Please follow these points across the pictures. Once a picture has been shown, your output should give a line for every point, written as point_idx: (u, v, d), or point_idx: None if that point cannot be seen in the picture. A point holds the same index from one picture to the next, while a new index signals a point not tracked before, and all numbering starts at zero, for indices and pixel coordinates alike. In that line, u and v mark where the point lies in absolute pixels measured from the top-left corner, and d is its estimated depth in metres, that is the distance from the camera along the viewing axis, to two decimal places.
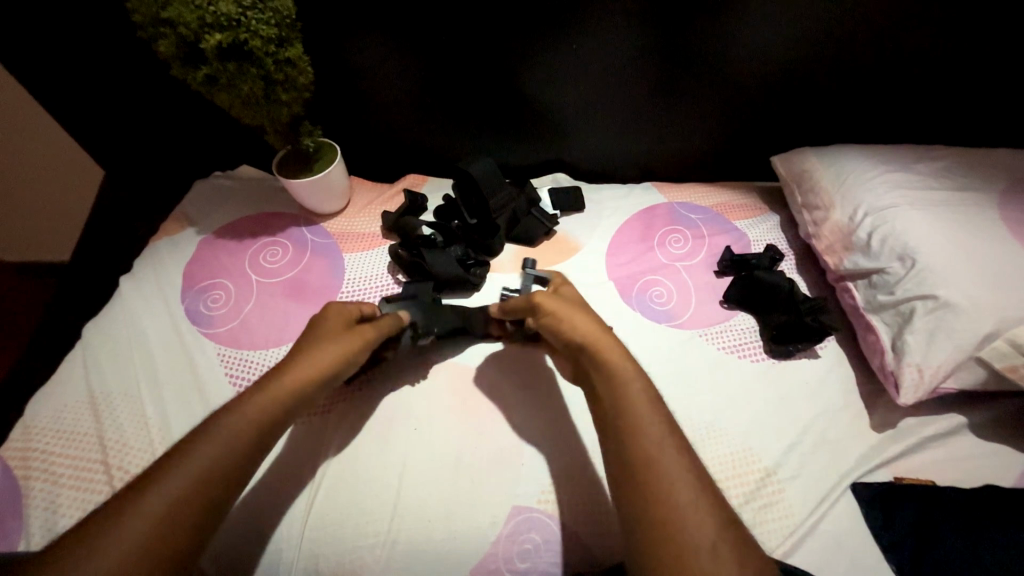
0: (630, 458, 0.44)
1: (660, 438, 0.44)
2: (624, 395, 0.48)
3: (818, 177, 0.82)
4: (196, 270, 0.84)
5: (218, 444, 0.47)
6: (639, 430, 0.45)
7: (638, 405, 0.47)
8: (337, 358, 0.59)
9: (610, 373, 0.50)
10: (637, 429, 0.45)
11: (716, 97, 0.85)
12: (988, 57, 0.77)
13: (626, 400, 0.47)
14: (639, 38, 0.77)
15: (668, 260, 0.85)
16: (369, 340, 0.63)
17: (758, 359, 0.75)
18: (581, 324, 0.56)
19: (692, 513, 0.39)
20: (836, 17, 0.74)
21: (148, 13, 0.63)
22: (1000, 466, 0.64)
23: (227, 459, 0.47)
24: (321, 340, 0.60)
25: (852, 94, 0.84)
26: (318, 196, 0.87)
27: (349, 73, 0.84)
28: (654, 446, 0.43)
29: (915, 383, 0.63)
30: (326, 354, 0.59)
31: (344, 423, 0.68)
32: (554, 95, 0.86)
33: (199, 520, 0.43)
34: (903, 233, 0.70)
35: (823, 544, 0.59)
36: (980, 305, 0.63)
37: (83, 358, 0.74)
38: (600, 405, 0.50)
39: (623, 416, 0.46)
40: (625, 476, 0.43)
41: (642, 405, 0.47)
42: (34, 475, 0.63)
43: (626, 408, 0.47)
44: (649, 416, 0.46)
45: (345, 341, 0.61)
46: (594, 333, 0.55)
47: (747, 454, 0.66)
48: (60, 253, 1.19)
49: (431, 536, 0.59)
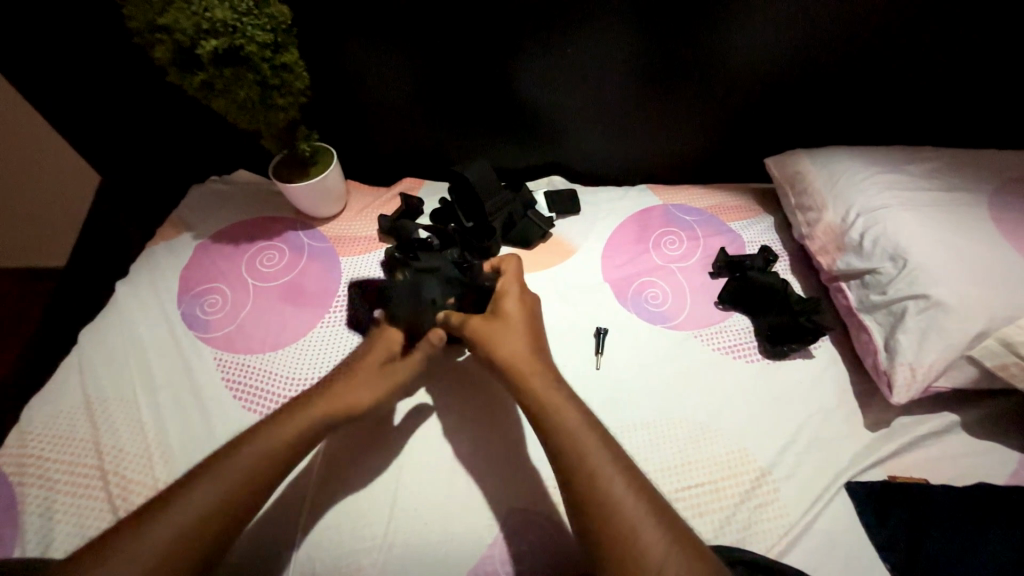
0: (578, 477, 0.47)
1: (599, 456, 0.48)
2: (565, 428, 0.50)
3: (810, 178, 0.83)
4: (192, 274, 0.84)
5: (224, 480, 0.49)
6: (580, 451, 0.48)
7: (580, 431, 0.50)
8: (361, 400, 0.58)
9: (541, 400, 0.53)
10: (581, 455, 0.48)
11: (709, 101, 0.86)
12: (979, 57, 0.78)
13: (564, 422, 0.51)
14: (631, 43, 0.78)
15: (664, 262, 0.86)
16: (400, 381, 0.61)
17: (753, 360, 0.75)
18: (508, 352, 0.57)
19: (644, 527, 0.44)
20: (826, 23, 0.75)
21: (144, 19, 0.63)
22: (992, 464, 0.65)
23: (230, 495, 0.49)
24: (359, 376, 0.60)
25: (844, 97, 0.85)
26: (314, 200, 0.87)
27: (346, 79, 0.85)
28: (600, 466, 0.47)
29: (907, 382, 0.64)
30: (352, 394, 0.58)
31: (355, 437, 0.67)
32: (550, 100, 0.86)
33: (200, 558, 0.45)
34: (894, 234, 0.71)
35: (819, 543, 0.60)
36: (969, 303, 0.64)
37: (79, 363, 0.74)
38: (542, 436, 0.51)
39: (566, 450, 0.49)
40: (577, 496, 0.47)
41: (579, 428, 0.50)
42: (30, 480, 0.63)
43: (566, 432, 0.50)
44: (591, 446, 0.49)
45: (376, 380, 0.60)
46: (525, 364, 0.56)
47: (743, 454, 0.66)
48: (57, 259, 1.19)
49: (428, 538, 0.59)
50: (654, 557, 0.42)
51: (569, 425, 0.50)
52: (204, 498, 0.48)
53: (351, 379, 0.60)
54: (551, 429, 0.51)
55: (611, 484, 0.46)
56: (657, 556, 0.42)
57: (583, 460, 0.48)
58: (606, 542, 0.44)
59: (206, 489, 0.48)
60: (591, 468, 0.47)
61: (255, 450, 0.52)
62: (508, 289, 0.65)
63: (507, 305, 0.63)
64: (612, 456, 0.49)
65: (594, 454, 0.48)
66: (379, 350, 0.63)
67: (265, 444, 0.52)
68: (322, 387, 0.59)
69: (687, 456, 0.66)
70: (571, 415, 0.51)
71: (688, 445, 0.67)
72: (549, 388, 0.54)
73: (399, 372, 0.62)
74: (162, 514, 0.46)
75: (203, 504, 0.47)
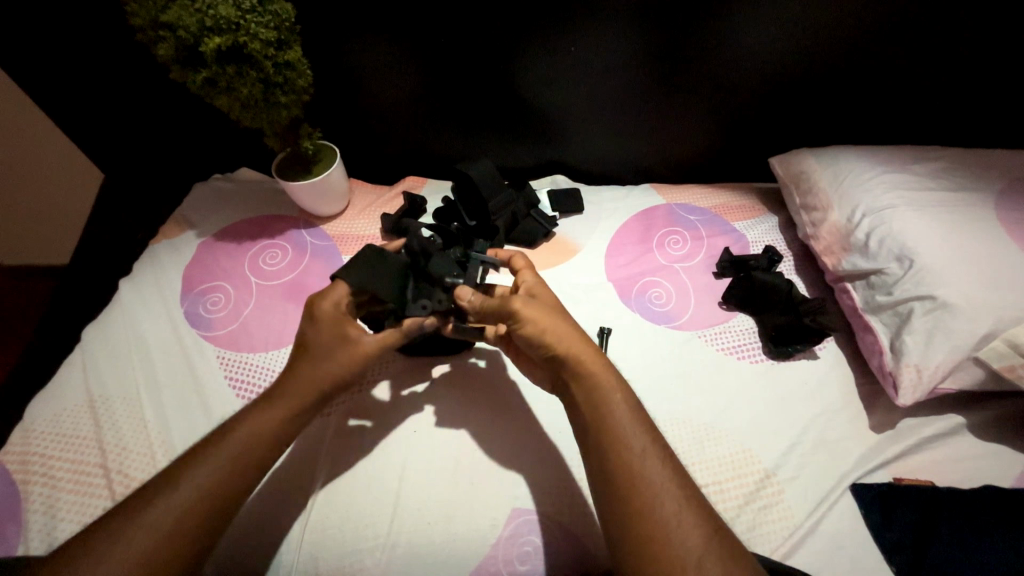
0: (613, 473, 0.48)
1: (643, 454, 0.48)
2: (608, 419, 0.50)
3: (816, 177, 0.83)
4: (195, 273, 0.84)
5: (216, 465, 0.49)
6: (622, 446, 0.48)
7: (625, 424, 0.50)
8: (326, 378, 0.56)
9: (587, 390, 0.53)
10: (623, 449, 0.48)
11: (714, 100, 0.86)
12: (986, 55, 0.77)
13: (612, 414, 0.51)
14: (636, 42, 0.77)
15: (667, 261, 0.85)
16: (365, 353, 0.58)
17: (757, 360, 0.75)
18: (561, 331, 0.55)
19: (680, 520, 0.44)
20: (832, 22, 0.75)
21: (147, 16, 0.63)
22: (998, 467, 0.64)
23: (225, 479, 0.49)
24: (322, 349, 0.57)
25: (850, 96, 0.85)
26: (317, 199, 0.87)
27: (350, 77, 0.84)
28: (641, 466, 0.47)
29: (914, 383, 0.63)
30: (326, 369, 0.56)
31: (356, 436, 0.67)
32: (554, 98, 0.86)
33: (198, 537, 0.46)
34: (900, 233, 0.71)
35: (824, 546, 0.60)
36: (977, 305, 0.64)
37: (82, 361, 0.74)
38: (586, 429, 0.51)
39: (609, 447, 0.49)
40: (614, 492, 0.47)
41: (619, 424, 0.50)
42: (33, 479, 0.63)
43: (607, 426, 0.50)
44: (633, 439, 0.49)
45: (339, 353, 0.57)
46: (573, 345, 0.55)
47: (747, 456, 0.66)
48: (56, 257, 1.20)
49: (430, 538, 0.59)
50: (689, 553, 0.43)
51: (612, 420, 0.50)
52: (200, 482, 0.48)
53: (317, 353, 0.57)
54: (593, 424, 0.51)
55: (651, 476, 0.47)
56: (695, 551, 0.43)
57: (625, 455, 0.48)
58: (638, 539, 0.44)
59: (201, 473, 0.49)
60: (629, 462, 0.47)
61: (251, 430, 0.52)
62: (529, 281, 0.61)
63: (539, 295, 0.60)
64: (653, 447, 0.49)
65: (635, 452, 0.48)
66: (329, 319, 0.58)
67: (255, 428, 0.52)
68: (291, 363, 0.57)
69: (689, 457, 0.65)
70: (613, 405, 0.51)
71: (691, 445, 0.66)
72: (603, 371, 0.53)
73: (362, 347, 0.57)
74: (162, 495, 0.47)
75: (199, 486, 0.48)
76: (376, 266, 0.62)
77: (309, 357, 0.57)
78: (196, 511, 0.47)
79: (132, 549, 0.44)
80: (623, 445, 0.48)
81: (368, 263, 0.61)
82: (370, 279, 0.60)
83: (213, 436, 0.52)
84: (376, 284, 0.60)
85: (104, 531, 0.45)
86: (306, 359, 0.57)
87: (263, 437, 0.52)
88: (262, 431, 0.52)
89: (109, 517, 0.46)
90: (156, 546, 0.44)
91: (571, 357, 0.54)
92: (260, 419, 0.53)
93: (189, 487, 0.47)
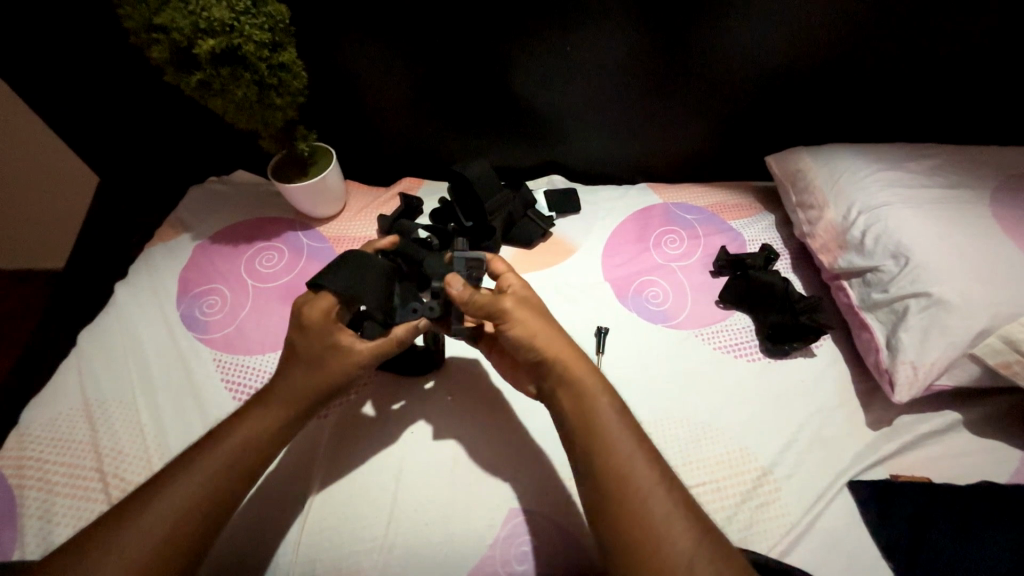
0: (603, 474, 0.48)
1: (635, 459, 0.48)
2: (596, 425, 0.50)
3: (811, 175, 0.83)
4: (190, 276, 0.84)
5: (205, 470, 0.49)
6: (615, 452, 0.48)
7: (610, 427, 0.50)
8: (313, 386, 0.55)
9: (575, 395, 0.52)
10: (615, 453, 0.48)
11: (709, 101, 0.86)
12: (981, 54, 0.78)
13: (600, 421, 0.50)
14: (632, 42, 0.78)
15: (664, 260, 0.85)
16: (353, 362, 0.56)
17: (753, 359, 0.75)
18: (545, 337, 0.55)
19: (676, 518, 0.45)
20: (827, 22, 0.75)
21: (140, 18, 0.63)
22: (994, 464, 0.65)
23: (215, 482, 0.49)
24: (311, 357, 0.56)
25: (846, 95, 0.85)
26: (314, 201, 0.87)
27: (346, 79, 0.84)
28: (634, 468, 0.47)
29: (910, 381, 0.64)
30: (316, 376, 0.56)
31: (352, 438, 0.67)
32: (551, 99, 0.86)
33: (190, 543, 0.46)
34: (896, 231, 0.71)
35: (821, 543, 0.60)
36: (971, 300, 0.64)
37: (77, 365, 0.73)
38: (574, 434, 0.51)
39: (603, 455, 0.48)
40: (610, 496, 0.47)
41: (609, 426, 0.50)
42: (28, 483, 0.63)
43: (598, 431, 0.49)
44: (624, 443, 0.49)
45: (328, 363, 0.56)
46: (562, 352, 0.54)
47: (743, 454, 0.66)
48: (55, 262, 1.20)
49: (428, 538, 0.59)
50: (686, 555, 0.42)
51: (600, 422, 0.50)
52: (189, 488, 0.48)
53: (305, 362, 0.56)
54: (585, 428, 0.50)
55: (643, 481, 0.46)
56: (689, 552, 0.43)
57: (613, 456, 0.48)
58: (634, 540, 0.44)
59: (190, 480, 0.48)
60: (620, 464, 0.47)
61: (242, 434, 0.52)
62: (515, 283, 0.60)
63: (527, 299, 0.59)
64: (645, 450, 0.49)
65: (625, 455, 0.48)
66: (315, 329, 0.56)
67: (246, 432, 0.52)
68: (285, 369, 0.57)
69: (689, 456, 0.65)
70: (600, 405, 0.51)
71: (690, 444, 0.66)
72: (591, 378, 0.53)
73: (352, 354, 0.56)
74: (154, 499, 0.47)
75: (191, 491, 0.48)
76: (362, 268, 0.60)
77: (300, 365, 0.56)
78: (185, 516, 0.47)
79: (120, 558, 0.44)
80: (615, 448, 0.48)
81: (352, 267, 0.59)
82: (355, 283, 0.57)
83: (206, 441, 0.52)
84: (359, 289, 0.57)
85: (96, 537, 0.45)
86: (297, 366, 0.56)
87: (254, 440, 0.52)
88: (249, 436, 0.52)
89: (101, 524, 0.46)
90: (145, 558, 0.44)
91: (560, 361, 0.54)
92: (252, 421, 0.53)
93: (180, 496, 0.47)
